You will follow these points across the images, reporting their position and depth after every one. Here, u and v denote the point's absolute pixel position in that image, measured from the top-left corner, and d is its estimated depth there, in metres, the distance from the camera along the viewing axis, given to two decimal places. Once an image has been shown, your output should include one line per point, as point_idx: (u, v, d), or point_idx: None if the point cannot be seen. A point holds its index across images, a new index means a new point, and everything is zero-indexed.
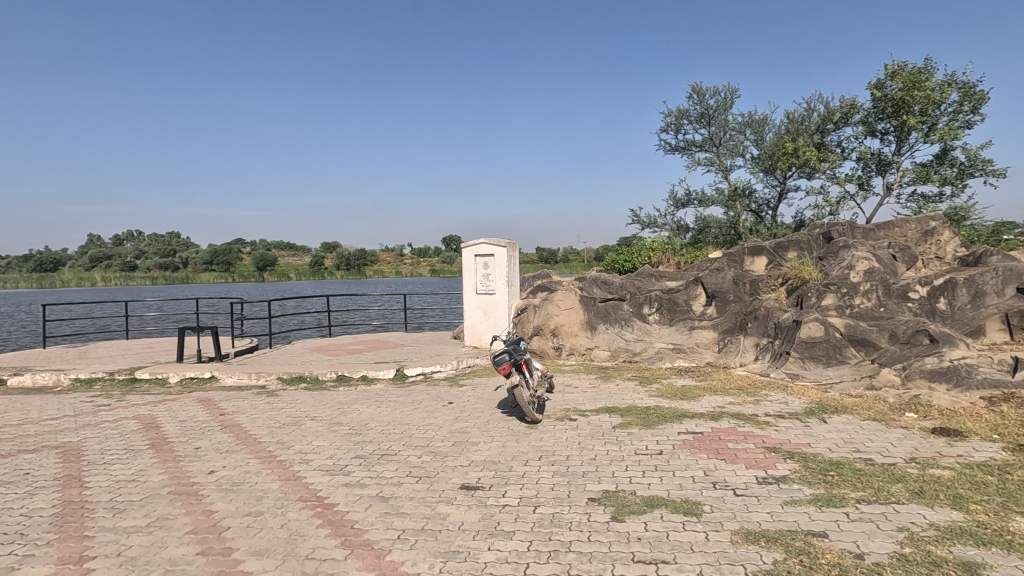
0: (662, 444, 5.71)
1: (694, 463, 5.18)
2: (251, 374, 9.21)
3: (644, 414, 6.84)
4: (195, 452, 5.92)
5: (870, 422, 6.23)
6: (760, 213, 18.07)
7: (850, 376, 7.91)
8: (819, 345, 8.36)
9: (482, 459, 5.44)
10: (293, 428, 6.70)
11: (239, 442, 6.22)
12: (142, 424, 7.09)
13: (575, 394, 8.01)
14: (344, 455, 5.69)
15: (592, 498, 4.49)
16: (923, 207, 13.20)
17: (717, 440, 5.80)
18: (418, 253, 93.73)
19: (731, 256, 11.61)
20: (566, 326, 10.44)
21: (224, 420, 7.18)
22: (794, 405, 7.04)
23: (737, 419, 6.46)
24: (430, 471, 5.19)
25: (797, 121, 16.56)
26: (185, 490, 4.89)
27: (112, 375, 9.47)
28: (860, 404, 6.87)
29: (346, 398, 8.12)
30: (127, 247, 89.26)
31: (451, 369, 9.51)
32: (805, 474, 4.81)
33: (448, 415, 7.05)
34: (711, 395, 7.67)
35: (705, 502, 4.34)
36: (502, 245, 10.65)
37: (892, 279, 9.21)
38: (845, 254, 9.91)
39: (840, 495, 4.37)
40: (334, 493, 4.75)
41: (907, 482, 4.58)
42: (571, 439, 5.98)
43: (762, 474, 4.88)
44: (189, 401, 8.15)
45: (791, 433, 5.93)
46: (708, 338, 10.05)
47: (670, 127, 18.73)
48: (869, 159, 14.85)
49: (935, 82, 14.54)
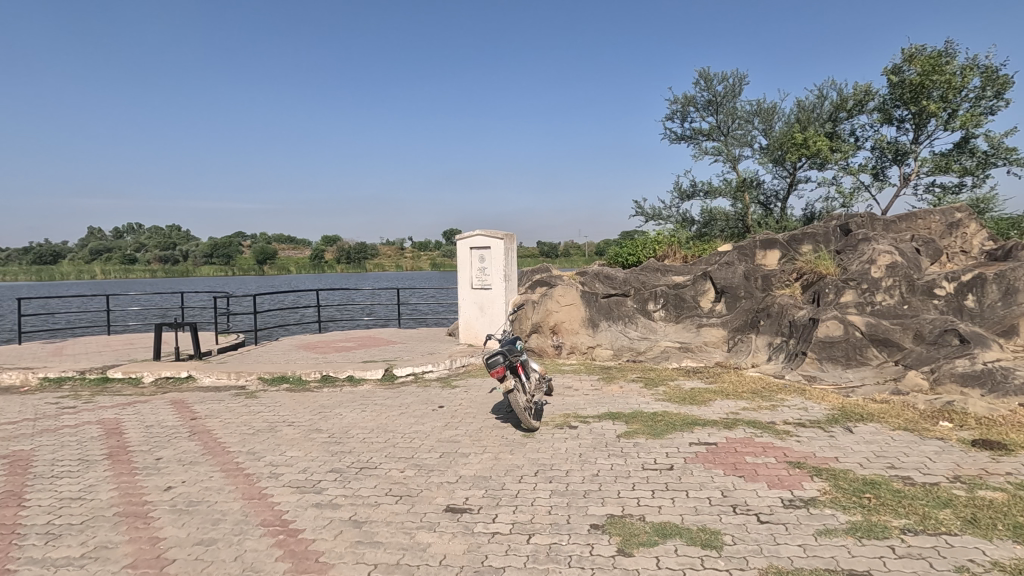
0: (672, 457, 5.14)
1: (710, 480, 4.60)
2: (230, 374, 8.62)
3: (651, 421, 6.26)
4: (155, 464, 5.34)
5: (901, 432, 5.64)
6: (768, 205, 17.43)
7: (872, 379, 7.36)
8: (838, 345, 7.79)
9: (471, 475, 4.87)
10: (267, 436, 6.13)
11: (205, 452, 5.64)
12: (105, 430, 6.51)
13: (576, 397, 7.44)
14: (319, 468, 5.12)
15: (594, 525, 3.91)
16: (943, 198, 12.55)
17: (733, 452, 5.22)
18: (419, 247, 93.18)
19: (741, 250, 10.90)
20: (567, 323, 9.87)
21: (194, 426, 6.61)
22: (815, 411, 6.45)
23: (754, 428, 5.88)
24: (412, 489, 4.62)
25: (809, 108, 15.87)
26: (133, 512, 4.31)
27: (83, 374, 8.88)
28: (887, 411, 6.29)
29: (328, 401, 7.54)
30: (128, 241, 88.54)
31: (444, 369, 8.95)
32: (837, 496, 4.22)
33: (437, 421, 6.48)
34: (722, 399, 7.09)
35: (725, 532, 3.76)
36: (499, 237, 10.06)
37: (916, 274, 8.59)
38: (865, 247, 9.28)
39: (881, 524, 3.78)
40: (300, 517, 4.17)
41: (956, 507, 3.99)
42: (571, 451, 5.38)
43: (787, 495, 4.29)
44: (160, 404, 7.58)
45: (814, 445, 5.35)
46: (716, 337, 9.48)
47: (675, 116, 18.01)
48: (885, 149, 14.19)
49: (956, 65, 13.84)
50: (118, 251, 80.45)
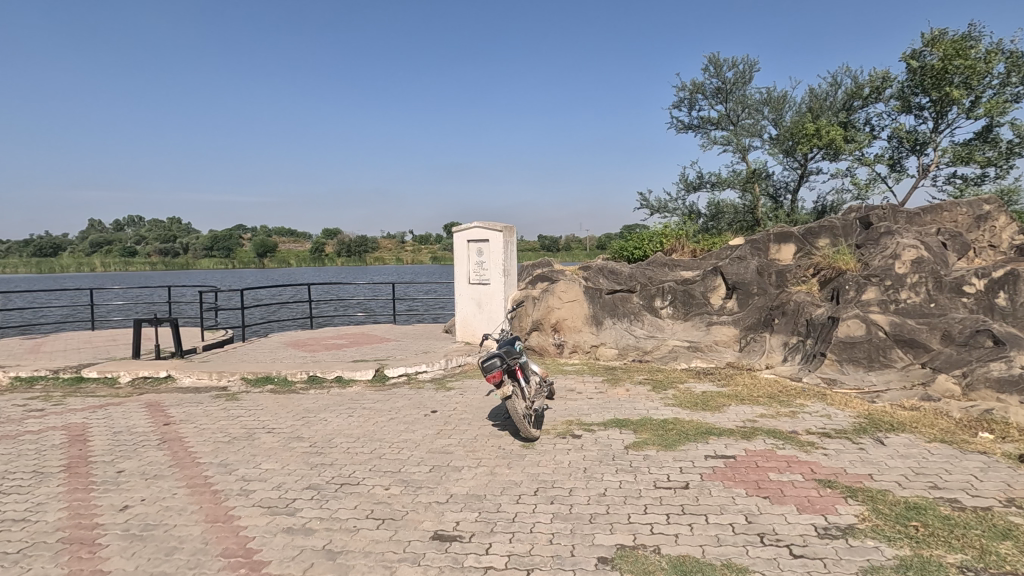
0: (687, 473, 4.63)
1: (732, 502, 4.09)
2: (211, 374, 8.11)
3: (662, 429, 5.74)
4: (115, 478, 4.84)
5: (938, 444, 5.11)
6: (778, 198, 16.88)
7: (898, 383, 6.83)
8: (859, 346, 7.27)
9: (463, 494, 4.36)
10: (243, 445, 5.62)
11: (173, 464, 5.14)
12: (70, 436, 6.02)
13: (579, 401, 6.93)
14: (295, 484, 4.62)
15: (601, 559, 3.40)
16: (966, 189, 11.99)
17: (755, 468, 4.70)
18: (419, 241, 92.66)
19: (754, 244, 10.34)
20: (569, 321, 9.35)
21: (166, 432, 6.11)
22: (839, 419, 5.93)
23: (776, 439, 5.36)
24: (397, 511, 4.11)
25: (821, 96, 15.29)
26: (79, 538, 3.81)
27: (56, 374, 8.39)
28: (918, 419, 5.77)
29: (313, 404, 7.03)
30: (128, 233, 88.00)
31: (439, 369, 8.45)
32: (879, 524, 3.70)
33: (430, 429, 5.97)
34: (737, 404, 6.58)
35: (754, 570, 3.24)
36: (497, 229, 9.53)
37: (943, 270, 8.04)
38: (887, 241, 8.72)
39: (934, 560, 3.27)
40: (267, 545, 3.67)
41: (1019, 540, 3.46)
42: (574, 465, 4.87)
43: (822, 522, 3.77)
44: (134, 407, 7.09)
45: (843, 459, 4.83)
46: (727, 335, 8.95)
47: (683, 104, 17.42)
48: (903, 138, 13.61)
49: (980, 50, 13.24)
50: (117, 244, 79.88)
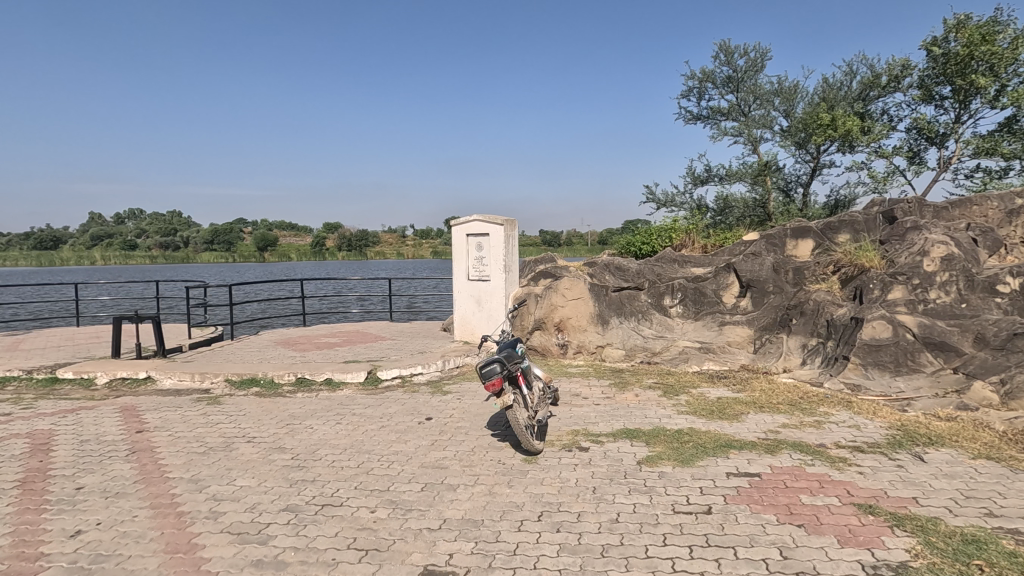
0: (710, 495, 4.13)
1: (765, 533, 3.59)
2: (193, 375, 7.62)
3: (677, 442, 5.23)
4: (72, 495, 4.36)
5: (985, 462, 4.62)
6: (789, 191, 16.40)
7: (929, 390, 6.33)
8: (886, 349, 6.76)
9: (458, 519, 3.88)
10: (219, 457, 5.14)
11: (139, 479, 4.65)
12: (33, 445, 5.54)
13: (585, 407, 6.44)
14: (271, 505, 4.14)
15: None
16: (990, 183, 11.50)
17: (785, 490, 4.20)
18: (419, 236, 92.07)
19: (769, 239, 9.86)
20: (573, 320, 8.87)
21: (137, 440, 5.64)
22: (871, 431, 5.43)
23: (805, 455, 4.86)
24: (382, 539, 3.63)
25: (837, 85, 14.74)
26: (16, 572, 3.33)
27: (30, 374, 7.91)
28: (958, 432, 5.27)
29: (300, 410, 6.55)
30: (128, 227, 87.51)
31: (435, 370, 7.96)
32: (936, 562, 3.20)
33: (423, 439, 5.48)
34: (757, 413, 6.08)
35: None
36: (497, 223, 9.05)
37: (974, 268, 7.50)
38: (914, 237, 8.20)
39: None
40: None
41: None
42: (582, 484, 4.38)
43: (869, 558, 3.28)
44: (108, 412, 6.60)
45: (882, 479, 4.34)
46: (741, 336, 8.45)
47: (691, 94, 16.86)
48: (922, 129, 13.07)
49: (1007, 35, 12.66)
50: (117, 237, 79.54)
